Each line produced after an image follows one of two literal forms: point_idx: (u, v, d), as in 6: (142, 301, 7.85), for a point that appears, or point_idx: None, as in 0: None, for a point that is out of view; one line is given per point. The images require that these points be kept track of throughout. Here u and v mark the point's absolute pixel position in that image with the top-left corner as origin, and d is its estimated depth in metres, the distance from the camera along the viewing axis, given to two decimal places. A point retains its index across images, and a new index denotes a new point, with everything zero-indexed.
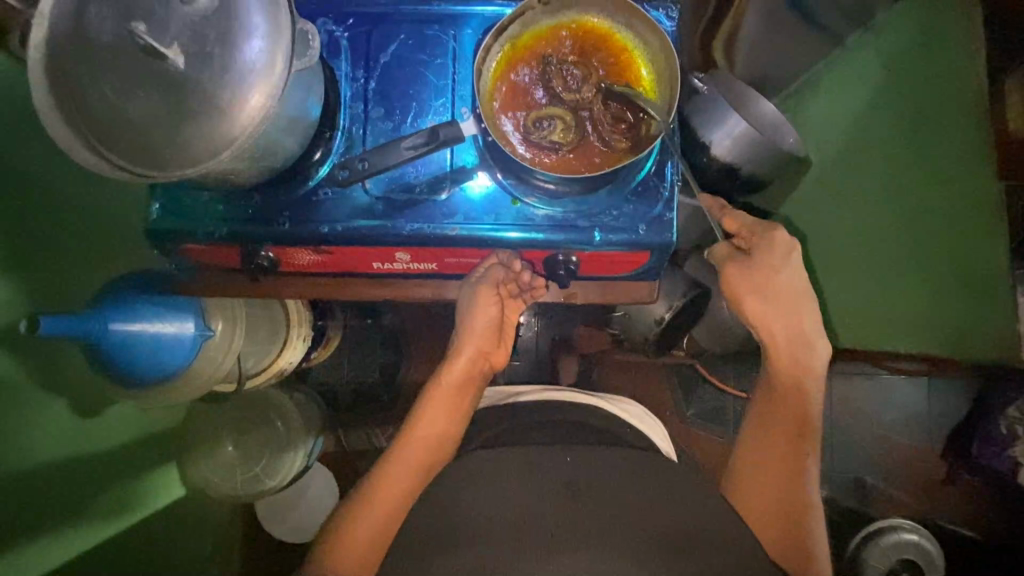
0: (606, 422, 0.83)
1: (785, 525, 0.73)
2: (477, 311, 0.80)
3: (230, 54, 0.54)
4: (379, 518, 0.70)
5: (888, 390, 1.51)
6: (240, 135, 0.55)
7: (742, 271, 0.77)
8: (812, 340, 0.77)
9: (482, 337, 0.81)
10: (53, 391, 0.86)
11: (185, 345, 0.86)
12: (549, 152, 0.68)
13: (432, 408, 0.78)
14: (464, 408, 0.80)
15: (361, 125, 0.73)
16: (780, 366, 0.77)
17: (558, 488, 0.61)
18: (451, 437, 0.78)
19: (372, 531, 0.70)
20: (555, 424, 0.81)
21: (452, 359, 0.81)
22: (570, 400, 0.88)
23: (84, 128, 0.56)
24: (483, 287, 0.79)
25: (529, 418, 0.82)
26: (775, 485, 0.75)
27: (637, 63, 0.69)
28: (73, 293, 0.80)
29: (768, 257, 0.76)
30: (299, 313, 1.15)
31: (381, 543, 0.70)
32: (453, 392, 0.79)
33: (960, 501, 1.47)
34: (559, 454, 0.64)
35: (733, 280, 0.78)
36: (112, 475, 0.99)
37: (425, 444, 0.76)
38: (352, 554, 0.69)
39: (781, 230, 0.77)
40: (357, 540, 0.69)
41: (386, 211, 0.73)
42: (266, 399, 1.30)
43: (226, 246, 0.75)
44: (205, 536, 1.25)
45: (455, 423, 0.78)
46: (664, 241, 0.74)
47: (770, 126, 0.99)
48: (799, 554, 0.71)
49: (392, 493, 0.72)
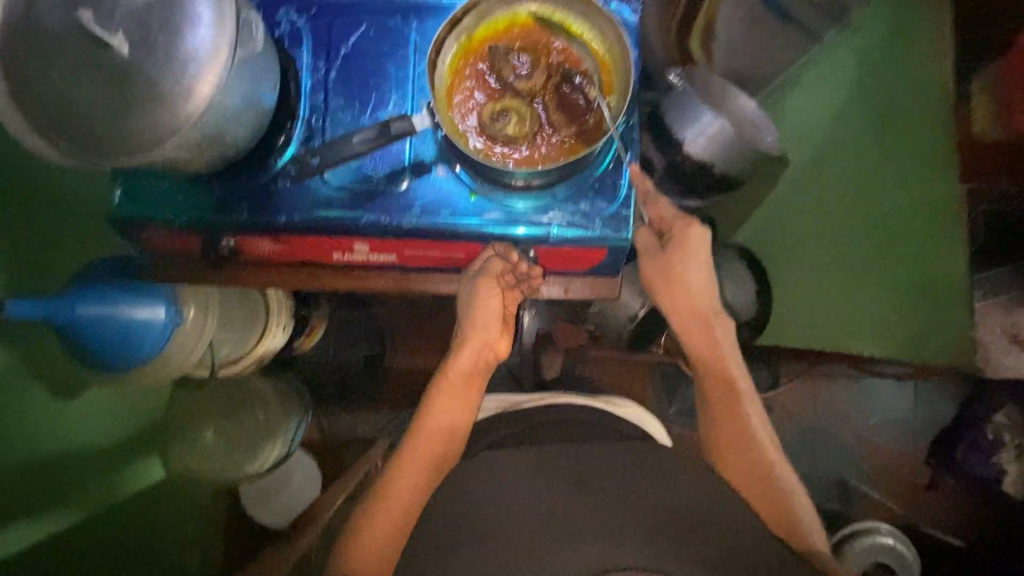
0: (598, 422, 0.83)
1: (756, 490, 0.74)
2: (481, 304, 0.79)
3: (174, 43, 0.54)
4: (395, 515, 0.70)
5: (874, 393, 1.49)
6: (184, 123, 0.55)
7: (654, 259, 0.82)
8: (711, 319, 0.82)
9: (482, 330, 0.80)
10: (32, 377, 0.88)
11: (156, 331, 0.86)
12: (504, 146, 0.68)
13: (442, 402, 0.78)
14: (471, 400, 0.79)
15: (320, 115, 0.73)
16: (694, 346, 0.82)
17: (567, 485, 0.61)
18: (461, 429, 0.77)
19: (389, 527, 0.70)
20: (530, 429, 0.80)
21: (457, 353, 0.80)
22: (558, 405, 0.86)
23: (32, 115, 0.55)
24: (482, 280, 0.77)
25: (513, 428, 0.81)
26: (753, 463, 0.75)
27: (596, 53, 0.69)
28: (43, 278, 0.81)
29: (679, 245, 0.80)
30: (278, 300, 1.15)
31: (400, 538, 0.70)
32: (455, 384, 0.79)
33: (943, 506, 1.45)
34: (567, 451, 0.66)
35: (647, 271, 0.83)
36: (90, 460, 1.00)
37: (435, 436, 0.76)
38: (370, 552, 0.68)
39: (697, 225, 0.80)
40: (376, 536, 0.69)
41: (347, 202, 0.73)
42: (254, 388, 1.30)
43: (187, 234, 0.76)
44: (190, 518, 1.27)
45: (464, 416, 0.78)
46: (622, 241, 0.74)
47: (752, 123, 0.94)
48: (780, 518, 0.71)
49: (406, 490, 0.72)
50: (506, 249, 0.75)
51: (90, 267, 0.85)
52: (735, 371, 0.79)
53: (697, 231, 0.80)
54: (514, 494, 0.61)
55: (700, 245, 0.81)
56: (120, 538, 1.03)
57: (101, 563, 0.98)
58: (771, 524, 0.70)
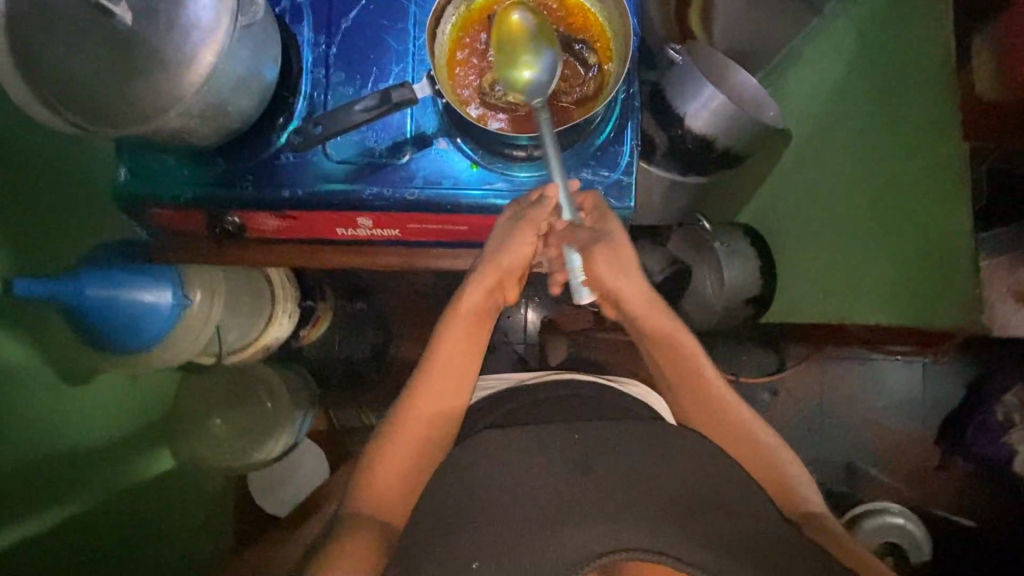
0: (599, 399, 0.82)
1: (746, 458, 0.75)
2: (517, 244, 0.71)
3: (177, 12, 0.55)
4: (403, 464, 0.71)
5: (881, 376, 1.48)
6: (188, 92, 0.56)
7: (611, 265, 0.72)
8: (656, 298, 0.76)
9: (506, 262, 0.73)
10: (39, 358, 0.87)
11: (161, 313, 0.86)
12: (505, 114, 0.70)
13: (445, 363, 0.75)
14: (475, 356, 0.76)
15: (322, 90, 0.73)
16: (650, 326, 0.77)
17: (569, 466, 0.59)
18: (463, 383, 0.76)
19: (398, 477, 0.71)
20: (532, 411, 0.80)
21: (467, 289, 0.75)
22: (557, 379, 0.85)
23: (35, 84, 0.56)
24: (527, 227, 0.70)
25: (517, 402, 0.82)
26: (735, 438, 0.75)
27: (593, 20, 0.70)
28: (52, 261, 0.82)
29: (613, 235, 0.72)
30: (284, 287, 1.15)
31: (409, 491, 0.71)
32: (470, 323, 0.76)
33: (952, 488, 1.44)
34: (569, 432, 0.63)
35: (598, 266, 0.71)
36: (99, 449, 0.99)
37: (444, 381, 0.75)
38: (381, 505, 0.70)
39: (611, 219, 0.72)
40: (386, 482, 0.71)
41: (351, 176, 0.74)
42: (258, 373, 1.29)
43: (192, 211, 0.77)
44: (198, 504, 1.25)
45: (469, 374, 0.76)
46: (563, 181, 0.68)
47: (752, 101, 0.98)
48: (775, 480, 0.73)
49: (411, 440, 0.72)
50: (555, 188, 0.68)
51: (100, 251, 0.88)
52: (694, 347, 0.77)
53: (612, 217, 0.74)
54: (514, 465, 0.60)
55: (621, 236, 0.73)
56: (131, 524, 1.05)
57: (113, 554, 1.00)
58: (777, 503, 0.71)
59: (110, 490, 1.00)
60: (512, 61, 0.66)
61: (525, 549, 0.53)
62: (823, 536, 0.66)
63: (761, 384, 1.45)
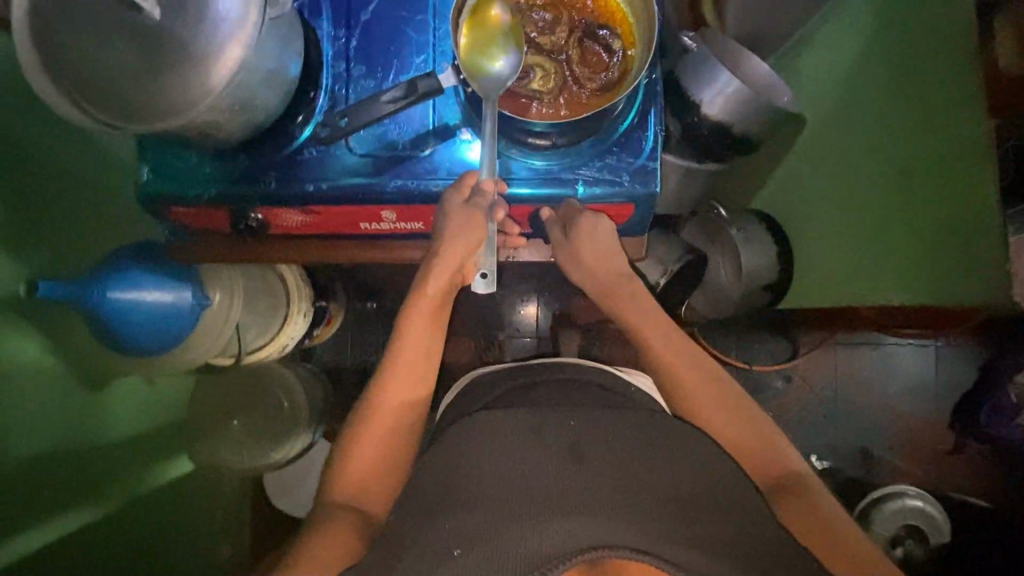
0: (606, 385, 0.77)
1: (721, 426, 0.73)
2: (470, 230, 0.72)
3: (205, 5, 0.55)
4: (378, 452, 0.71)
5: (893, 362, 1.44)
6: (217, 85, 0.56)
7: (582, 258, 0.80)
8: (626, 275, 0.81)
9: (465, 244, 0.73)
10: (60, 365, 0.84)
11: (184, 312, 0.85)
12: (531, 100, 0.71)
13: (410, 354, 0.75)
14: (437, 344, 0.77)
15: (343, 84, 0.73)
16: (622, 305, 0.80)
17: (563, 455, 0.57)
18: (428, 374, 0.76)
19: (374, 466, 0.71)
20: (534, 387, 0.76)
21: (431, 276, 0.75)
22: (563, 364, 0.81)
23: (64, 82, 0.56)
24: (478, 214, 0.70)
25: (507, 387, 0.78)
26: (723, 423, 0.73)
27: (616, 8, 0.72)
28: (72, 263, 0.81)
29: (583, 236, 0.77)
30: (298, 286, 1.13)
31: (387, 478, 0.71)
32: (433, 310, 0.76)
33: (968, 471, 1.41)
34: (564, 419, 0.63)
35: (568, 258, 0.81)
36: (126, 452, 0.97)
37: (410, 371, 0.75)
38: (357, 493, 0.70)
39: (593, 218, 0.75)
40: (363, 473, 0.70)
41: (373, 170, 0.74)
42: (271, 373, 1.26)
43: (215, 208, 0.77)
44: (215, 510, 1.23)
45: (433, 357, 0.77)
46: (493, 177, 0.70)
47: (766, 85, 0.97)
48: (753, 450, 0.72)
49: (383, 429, 0.72)
50: (491, 184, 0.70)
51: (120, 251, 0.85)
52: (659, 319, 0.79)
53: (586, 224, 0.75)
54: (509, 452, 0.59)
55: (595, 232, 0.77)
56: (157, 527, 1.03)
57: (141, 558, 0.98)
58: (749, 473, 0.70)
59: (136, 492, 0.99)
60: (481, 47, 0.67)
61: (525, 538, 0.48)
62: (791, 507, 0.66)
63: (775, 372, 1.44)
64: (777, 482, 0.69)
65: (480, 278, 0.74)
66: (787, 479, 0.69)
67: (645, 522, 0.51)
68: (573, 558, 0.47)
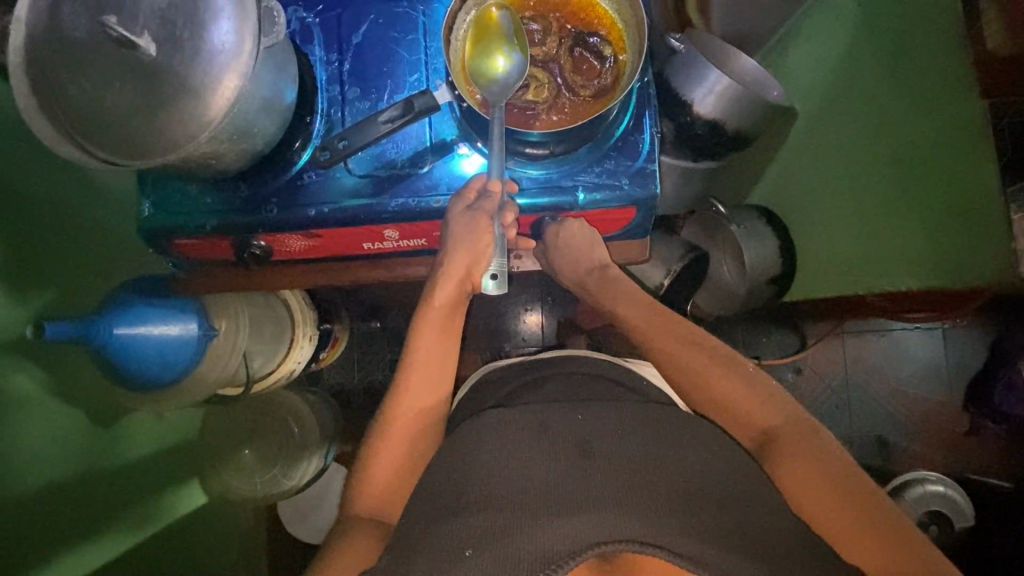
0: (622, 384, 0.75)
1: (710, 391, 0.72)
2: (476, 237, 0.73)
3: (198, 37, 0.55)
4: (395, 464, 0.71)
5: (902, 347, 1.43)
6: (216, 115, 0.56)
7: (565, 257, 0.86)
8: (608, 266, 0.86)
9: (470, 252, 0.75)
10: (71, 402, 0.83)
11: (189, 344, 0.85)
12: (526, 112, 0.72)
13: (423, 365, 0.75)
14: (451, 352, 0.77)
15: (339, 107, 0.74)
16: (607, 293, 0.84)
17: (564, 455, 0.57)
18: (441, 382, 0.76)
19: (392, 477, 0.70)
20: (538, 384, 0.76)
21: (439, 286, 0.77)
22: (565, 358, 0.81)
23: (66, 124, 0.57)
24: (483, 217, 0.71)
25: (516, 382, 0.78)
26: (726, 393, 0.71)
27: (605, 15, 0.73)
28: (77, 299, 0.82)
29: (565, 244, 0.84)
30: (303, 311, 1.10)
31: (406, 488, 0.70)
32: (444, 318, 0.77)
33: (985, 452, 1.39)
34: (574, 421, 0.63)
35: (555, 261, 0.87)
36: (139, 484, 0.96)
37: (425, 384, 0.75)
38: (375, 506, 0.69)
39: (569, 223, 0.82)
40: (381, 485, 0.70)
41: (373, 190, 0.74)
42: (282, 400, 1.24)
43: (218, 237, 0.77)
44: (232, 540, 1.20)
45: (447, 369, 0.77)
46: (502, 179, 0.68)
47: (755, 81, 0.99)
48: (739, 414, 0.70)
49: (399, 440, 0.71)
50: (497, 185, 0.69)
51: (125, 287, 0.85)
52: (641, 294, 0.83)
53: (550, 233, 0.84)
54: (515, 456, 0.58)
55: (580, 238, 0.83)
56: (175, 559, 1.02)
57: None
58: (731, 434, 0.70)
59: (151, 526, 0.98)
60: (487, 52, 0.68)
61: (539, 539, 0.47)
62: (772, 465, 0.64)
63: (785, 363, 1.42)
64: (759, 442, 0.67)
65: (490, 280, 0.72)
66: (772, 437, 0.67)
67: (661, 518, 0.49)
68: (582, 554, 0.45)
